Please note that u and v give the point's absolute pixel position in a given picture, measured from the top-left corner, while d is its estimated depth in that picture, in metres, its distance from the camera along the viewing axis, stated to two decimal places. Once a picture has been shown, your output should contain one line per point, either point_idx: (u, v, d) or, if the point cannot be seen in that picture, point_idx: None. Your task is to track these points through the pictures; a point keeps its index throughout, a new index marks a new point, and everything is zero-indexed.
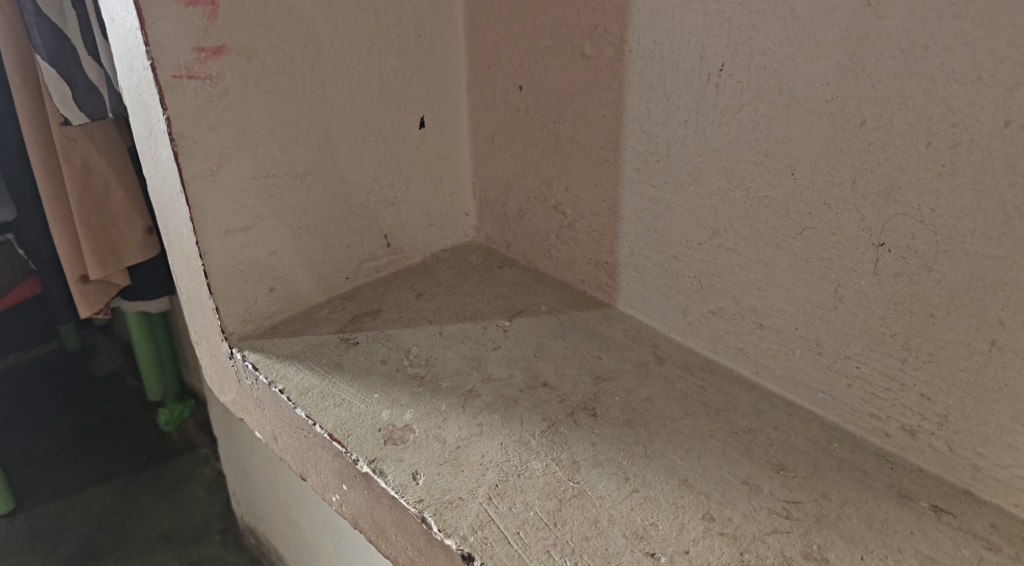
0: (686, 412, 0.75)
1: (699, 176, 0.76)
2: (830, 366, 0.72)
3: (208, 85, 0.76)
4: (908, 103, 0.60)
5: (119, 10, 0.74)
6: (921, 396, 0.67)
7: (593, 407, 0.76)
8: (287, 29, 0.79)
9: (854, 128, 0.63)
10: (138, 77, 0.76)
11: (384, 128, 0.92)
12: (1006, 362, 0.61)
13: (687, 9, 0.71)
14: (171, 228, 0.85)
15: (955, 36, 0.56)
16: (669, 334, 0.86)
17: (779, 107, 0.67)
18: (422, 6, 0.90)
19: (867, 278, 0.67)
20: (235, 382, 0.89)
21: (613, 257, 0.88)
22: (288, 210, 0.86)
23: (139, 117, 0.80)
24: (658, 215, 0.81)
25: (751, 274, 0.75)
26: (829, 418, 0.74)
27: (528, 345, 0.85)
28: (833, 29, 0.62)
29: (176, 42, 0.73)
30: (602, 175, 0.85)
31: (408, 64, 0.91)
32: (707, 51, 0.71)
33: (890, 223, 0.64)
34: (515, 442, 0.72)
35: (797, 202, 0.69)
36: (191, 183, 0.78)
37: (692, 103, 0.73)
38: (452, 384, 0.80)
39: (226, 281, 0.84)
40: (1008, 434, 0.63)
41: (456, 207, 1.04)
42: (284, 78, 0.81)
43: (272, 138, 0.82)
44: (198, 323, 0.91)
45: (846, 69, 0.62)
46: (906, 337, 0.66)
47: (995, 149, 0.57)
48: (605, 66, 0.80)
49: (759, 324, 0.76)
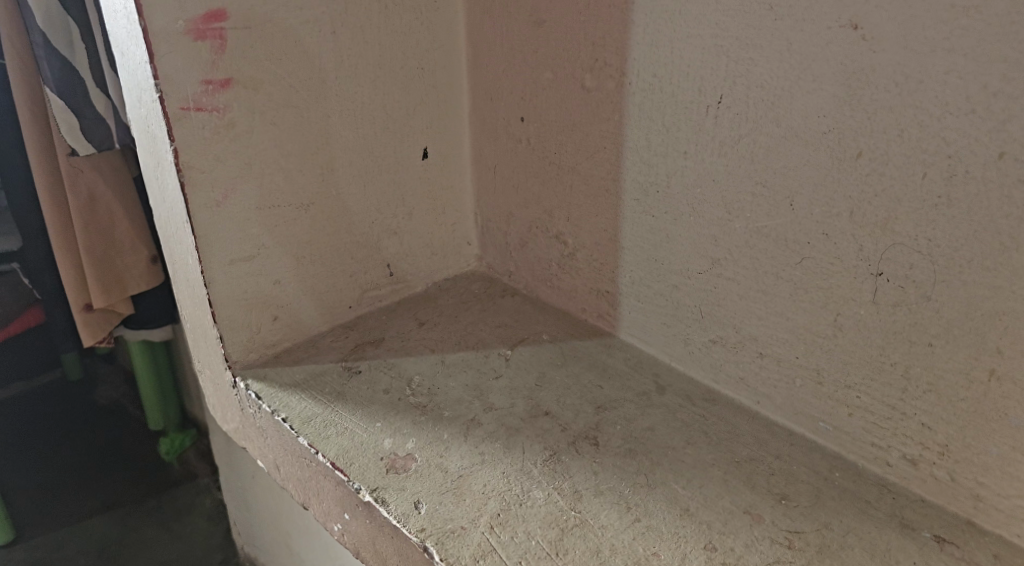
0: (687, 441, 0.75)
1: (699, 206, 0.77)
2: (831, 396, 0.73)
3: (215, 117, 0.77)
4: (904, 136, 0.61)
5: (129, 44, 0.75)
6: (922, 425, 0.67)
7: (595, 436, 0.76)
8: (293, 62, 0.81)
9: (851, 160, 0.64)
10: (146, 110, 0.78)
11: (388, 159, 0.93)
12: (1006, 391, 0.62)
13: (685, 43, 0.72)
14: (177, 257, 0.86)
15: (947, 70, 0.58)
16: (670, 364, 0.86)
17: (777, 138, 0.68)
18: (426, 40, 0.92)
19: (867, 307, 0.67)
20: (238, 411, 0.89)
21: (613, 286, 0.89)
22: (293, 239, 0.87)
23: (147, 148, 0.81)
24: (658, 245, 0.82)
25: (751, 302, 0.76)
26: (831, 448, 0.74)
27: (530, 374, 0.85)
28: (828, 63, 0.63)
29: (184, 75, 0.75)
30: (602, 206, 0.86)
31: (412, 96, 0.93)
32: (705, 85, 0.72)
33: (887, 253, 0.65)
34: (517, 471, 0.72)
35: (796, 232, 0.70)
36: (197, 213, 0.79)
37: (691, 135, 0.75)
38: (454, 413, 0.80)
39: (230, 310, 0.85)
40: (1009, 464, 0.63)
41: (458, 237, 1.04)
42: (290, 110, 0.82)
43: (277, 168, 0.83)
44: (202, 352, 0.91)
45: (841, 102, 0.63)
46: (906, 366, 0.67)
47: (990, 180, 0.58)
48: (605, 98, 0.81)
49: (760, 352, 0.77)
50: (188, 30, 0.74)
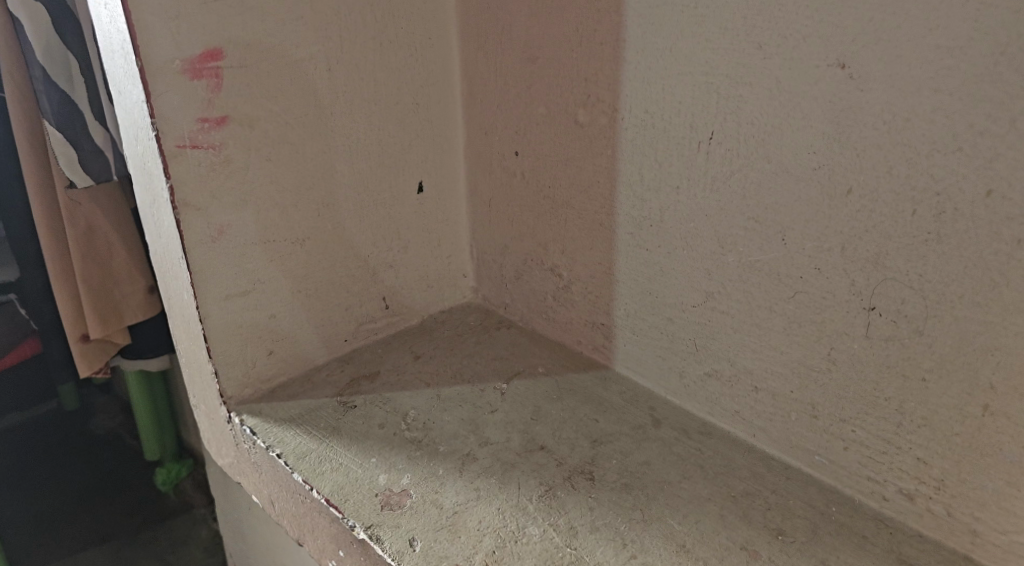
0: (683, 475, 0.75)
1: (691, 240, 0.77)
2: (825, 430, 0.73)
3: (211, 154, 0.78)
4: (893, 172, 0.61)
5: (126, 83, 0.76)
6: (918, 460, 0.67)
7: (590, 470, 0.76)
8: (288, 99, 0.82)
9: (841, 196, 0.65)
10: (143, 147, 0.78)
11: (383, 193, 0.94)
12: (1000, 427, 0.62)
13: (677, 80, 0.73)
14: (172, 291, 0.86)
15: (933, 109, 0.58)
16: (665, 397, 0.86)
17: (769, 174, 0.69)
18: (420, 76, 0.93)
19: (859, 341, 0.67)
20: (233, 446, 0.89)
21: (608, 318, 0.89)
22: (288, 274, 0.87)
23: (143, 185, 0.82)
24: (652, 278, 0.82)
25: (745, 336, 0.76)
26: (827, 481, 0.74)
27: (526, 408, 0.85)
28: (817, 101, 0.64)
29: (181, 114, 0.75)
30: (596, 239, 0.87)
31: (407, 131, 0.93)
32: (696, 121, 0.73)
33: (879, 288, 0.65)
34: (513, 507, 0.72)
35: (788, 266, 0.70)
36: (193, 249, 0.79)
37: (683, 170, 0.75)
38: (449, 448, 0.80)
39: (225, 345, 0.85)
40: (1005, 499, 0.63)
41: (453, 269, 1.05)
42: (286, 147, 0.83)
43: (272, 204, 0.84)
44: (198, 387, 0.91)
45: (831, 139, 0.64)
46: (900, 401, 0.67)
47: (978, 218, 0.58)
48: (598, 133, 0.82)
49: (754, 386, 0.77)
50: (184, 69, 0.74)
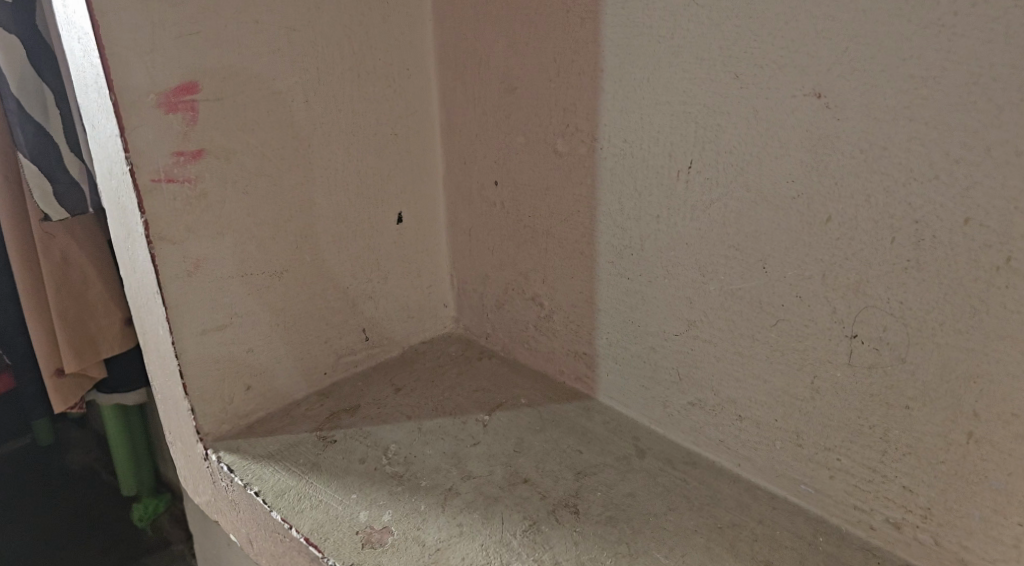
0: (669, 507, 0.74)
1: (673, 269, 0.77)
2: (811, 459, 0.72)
3: (186, 188, 0.77)
4: (871, 201, 0.62)
5: (99, 118, 0.75)
6: (904, 488, 0.67)
7: (575, 503, 0.75)
8: (266, 131, 0.81)
9: (820, 224, 0.65)
10: (117, 181, 0.77)
11: (363, 223, 0.93)
12: (984, 454, 0.61)
13: (655, 110, 0.73)
14: (147, 327, 0.84)
15: (910, 138, 0.58)
16: (649, 426, 0.85)
17: (748, 203, 0.69)
18: (399, 106, 0.92)
19: (843, 369, 0.67)
20: (210, 484, 0.86)
21: (591, 347, 0.88)
22: (266, 307, 0.86)
23: (117, 219, 0.81)
24: (635, 307, 0.82)
25: (728, 365, 0.75)
26: (814, 511, 0.73)
27: (508, 440, 0.84)
28: (794, 130, 0.64)
29: (155, 148, 0.74)
30: (577, 268, 0.86)
31: (387, 162, 0.93)
32: (675, 149, 0.72)
33: (860, 316, 0.65)
34: (496, 543, 0.71)
35: (769, 294, 0.70)
36: (168, 284, 0.78)
37: (663, 199, 0.75)
38: (431, 482, 0.78)
39: (202, 381, 0.83)
40: (992, 527, 0.62)
41: (434, 299, 1.04)
42: (263, 179, 0.82)
43: (249, 237, 0.83)
44: (174, 423, 0.89)
45: (809, 168, 0.64)
46: (884, 429, 0.66)
47: (957, 246, 0.58)
48: (577, 162, 0.82)
49: (738, 415, 0.76)
50: (159, 103, 0.74)
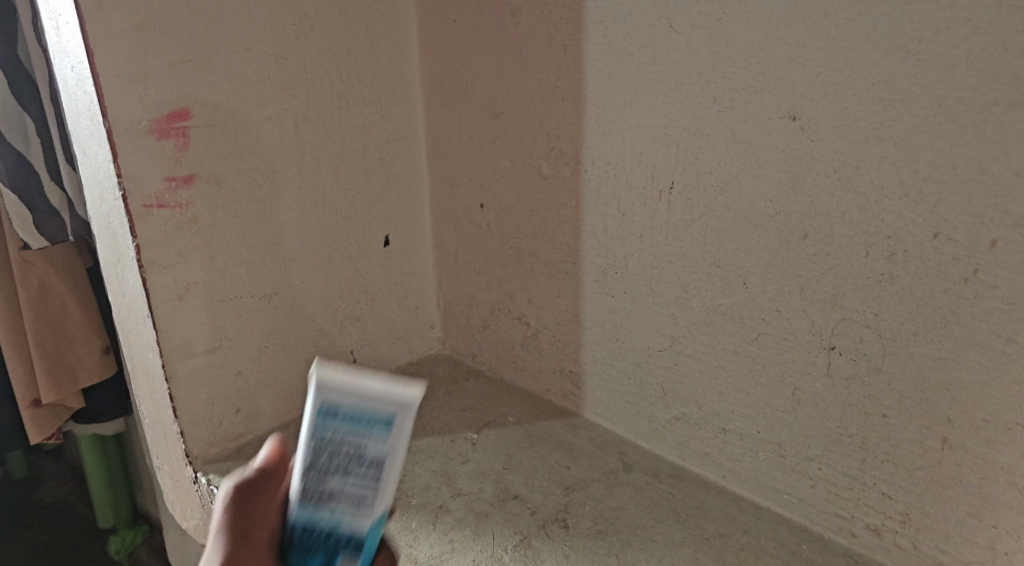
0: (656, 519, 0.76)
1: (656, 286, 0.79)
2: (793, 468, 0.74)
3: (177, 213, 0.78)
4: (845, 217, 0.65)
5: (92, 145, 0.76)
6: (883, 494, 0.69)
7: (565, 518, 0.76)
8: (256, 156, 0.83)
9: (798, 241, 0.68)
10: (108, 207, 0.78)
11: (351, 246, 0.94)
12: (958, 459, 0.64)
13: (637, 133, 0.76)
14: (136, 351, 0.85)
15: (881, 158, 0.62)
16: (635, 442, 0.87)
17: (728, 221, 0.72)
18: (386, 132, 0.94)
19: (822, 380, 0.70)
20: (199, 508, 0.86)
21: (577, 365, 0.90)
22: (256, 330, 0.87)
23: (108, 244, 0.81)
24: (620, 324, 0.84)
25: (711, 379, 0.78)
26: (797, 520, 0.75)
27: (497, 457, 0.85)
28: (770, 150, 0.67)
29: (148, 173, 0.75)
30: (563, 287, 0.88)
31: (374, 186, 0.95)
32: (658, 171, 0.75)
33: (837, 328, 0.68)
34: (488, 558, 0.72)
35: (750, 309, 0.73)
36: (158, 307, 0.79)
37: (646, 219, 0.78)
38: (422, 500, 0.79)
39: (192, 404, 0.84)
40: (966, 530, 0.65)
41: (421, 320, 1.05)
42: (253, 203, 0.83)
43: (240, 261, 0.84)
44: (162, 447, 0.89)
45: (786, 187, 0.67)
46: (863, 437, 0.69)
47: (927, 259, 0.61)
48: (562, 184, 0.84)
49: (722, 428, 0.78)
50: (151, 130, 0.75)
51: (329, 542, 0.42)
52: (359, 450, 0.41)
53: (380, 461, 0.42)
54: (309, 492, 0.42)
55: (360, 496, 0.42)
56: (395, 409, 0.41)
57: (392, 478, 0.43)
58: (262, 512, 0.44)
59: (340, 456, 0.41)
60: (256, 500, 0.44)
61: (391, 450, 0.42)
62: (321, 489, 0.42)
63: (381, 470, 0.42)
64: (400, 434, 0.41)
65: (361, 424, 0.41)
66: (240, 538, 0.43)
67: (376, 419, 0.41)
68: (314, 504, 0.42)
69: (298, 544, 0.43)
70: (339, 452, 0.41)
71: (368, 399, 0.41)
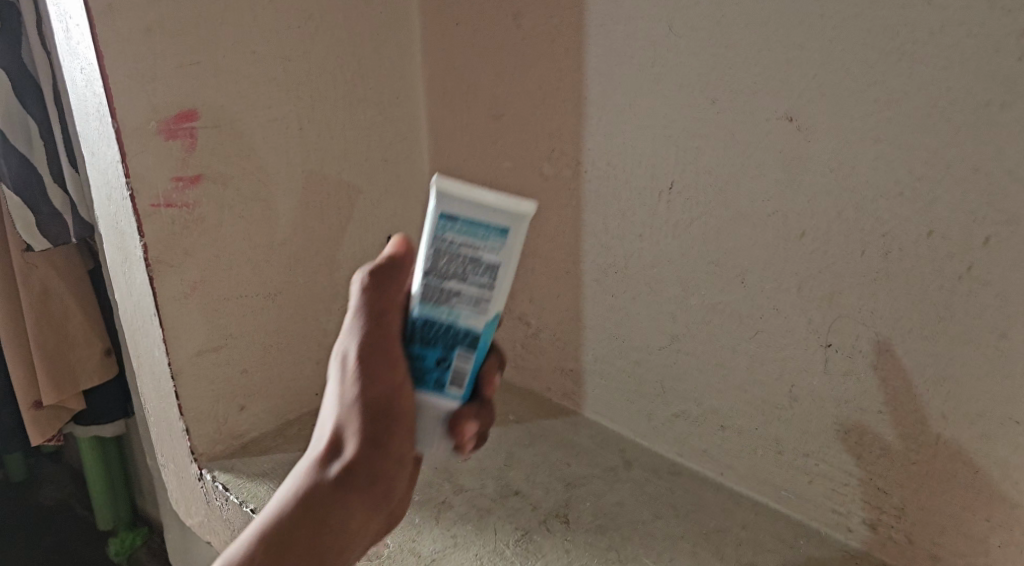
0: (656, 514, 0.77)
1: (656, 285, 0.80)
2: (791, 464, 0.75)
3: (184, 212, 0.79)
4: (841, 216, 0.66)
5: (100, 145, 0.77)
6: (879, 489, 0.70)
7: (566, 513, 0.77)
8: (262, 157, 0.84)
9: (796, 239, 0.69)
10: (116, 207, 0.79)
11: (354, 247, 0.95)
12: (953, 453, 0.65)
13: (638, 134, 0.77)
14: (142, 350, 0.86)
15: (876, 157, 0.63)
16: (635, 439, 0.88)
17: (726, 221, 0.73)
18: (389, 133, 0.95)
19: (819, 377, 0.71)
20: (203, 504, 0.87)
21: (577, 364, 0.91)
22: (261, 328, 0.88)
23: (114, 244, 0.82)
24: (619, 323, 0.85)
25: (710, 376, 0.79)
26: (794, 515, 0.76)
27: (499, 455, 0.86)
28: (768, 151, 0.69)
29: (155, 173, 0.77)
30: (564, 287, 0.89)
31: (377, 187, 0.96)
32: (658, 171, 0.77)
33: (834, 325, 0.69)
34: (490, 553, 0.73)
35: (749, 307, 0.74)
36: (165, 305, 0.80)
37: (645, 218, 0.79)
38: (425, 496, 0.80)
39: (197, 401, 0.85)
40: (961, 523, 0.66)
41: None
42: (258, 203, 0.85)
43: (245, 260, 0.85)
44: (166, 444, 0.90)
45: (783, 187, 0.69)
46: (859, 433, 0.70)
47: (922, 256, 0.63)
48: (563, 185, 0.85)
49: (721, 425, 0.80)
50: (159, 130, 0.76)
51: (448, 335, 0.51)
52: (475, 257, 0.49)
53: (494, 267, 0.49)
54: (432, 286, 0.50)
55: (476, 296, 0.50)
56: (511, 218, 0.48)
57: (507, 282, 0.50)
58: (398, 305, 0.53)
59: (459, 260, 0.49)
60: (388, 285, 0.52)
61: (503, 257, 0.49)
62: (441, 287, 0.50)
63: (496, 276, 0.49)
64: (513, 243, 0.49)
65: (477, 231, 0.48)
66: (379, 313, 0.52)
67: (492, 227, 0.48)
68: (435, 300, 0.50)
69: (420, 333, 0.51)
70: (458, 258, 0.49)
71: (486, 210, 0.48)
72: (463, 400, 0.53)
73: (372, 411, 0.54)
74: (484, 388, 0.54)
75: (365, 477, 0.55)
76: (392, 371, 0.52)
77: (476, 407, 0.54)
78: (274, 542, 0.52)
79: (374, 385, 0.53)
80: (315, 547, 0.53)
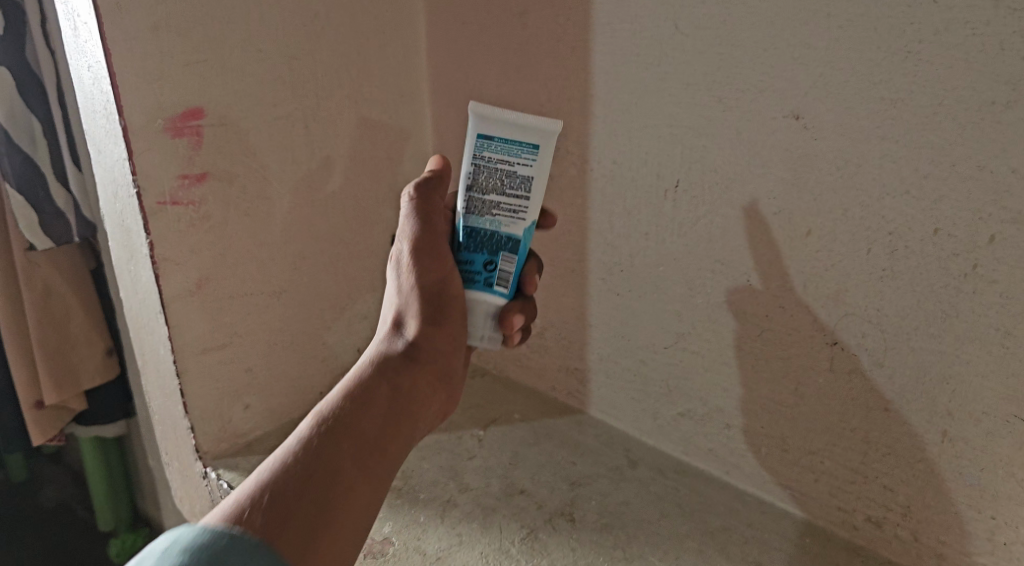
0: (661, 513, 0.77)
1: (661, 283, 0.80)
2: (797, 463, 0.75)
3: (190, 210, 0.79)
4: (847, 214, 0.66)
5: (107, 143, 0.78)
6: (884, 488, 0.70)
7: (571, 512, 0.77)
8: (267, 155, 0.84)
9: (802, 238, 0.69)
10: (122, 205, 0.80)
11: (359, 245, 0.95)
12: (958, 452, 0.65)
13: (643, 132, 0.77)
14: (147, 348, 0.86)
15: (882, 156, 0.63)
16: (640, 438, 0.88)
17: (732, 219, 0.73)
18: (393, 132, 0.96)
19: (825, 375, 0.71)
20: (208, 503, 0.88)
21: (582, 362, 0.91)
22: (266, 327, 0.88)
23: (121, 242, 0.83)
24: (624, 322, 0.85)
25: (715, 374, 0.79)
26: (800, 514, 0.76)
27: (504, 454, 0.86)
28: (774, 149, 0.69)
29: (162, 171, 0.77)
30: (569, 286, 0.90)
31: (382, 186, 0.96)
32: (663, 170, 0.77)
33: (840, 323, 0.69)
34: (495, 551, 0.73)
35: (754, 306, 0.74)
36: (171, 303, 0.80)
37: (651, 217, 0.79)
38: (430, 495, 0.80)
39: (202, 400, 0.85)
40: (967, 521, 0.66)
41: None
42: (264, 202, 0.85)
43: (251, 258, 0.85)
44: (171, 444, 0.91)
45: (790, 185, 0.69)
46: (865, 431, 0.70)
47: (928, 255, 0.63)
48: (569, 184, 0.86)
49: (726, 424, 0.80)
50: (165, 128, 0.76)
51: (493, 241, 0.64)
52: (511, 171, 0.63)
53: (528, 179, 0.63)
54: (476, 200, 0.63)
55: (513, 205, 0.63)
56: (540, 137, 0.62)
57: (538, 192, 0.64)
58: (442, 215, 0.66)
59: (498, 175, 0.63)
60: (433, 194, 0.65)
61: (534, 171, 0.63)
62: (484, 200, 0.63)
63: (529, 187, 0.63)
64: (542, 157, 0.63)
65: (513, 150, 0.63)
66: (428, 216, 0.64)
67: (525, 144, 0.63)
68: (481, 211, 0.64)
69: (469, 243, 0.64)
70: (496, 172, 0.63)
71: (519, 131, 0.62)
72: (508, 298, 0.65)
73: (428, 292, 0.64)
74: (524, 287, 0.67)
75: (428, 351, 0.64)
76: (442, 261, 0.64)
77: (518, 301, 0.66)
78: (359, 396, 0.58)
79: (430, 270, 0.64)
80: (395, 401, 0.60)
